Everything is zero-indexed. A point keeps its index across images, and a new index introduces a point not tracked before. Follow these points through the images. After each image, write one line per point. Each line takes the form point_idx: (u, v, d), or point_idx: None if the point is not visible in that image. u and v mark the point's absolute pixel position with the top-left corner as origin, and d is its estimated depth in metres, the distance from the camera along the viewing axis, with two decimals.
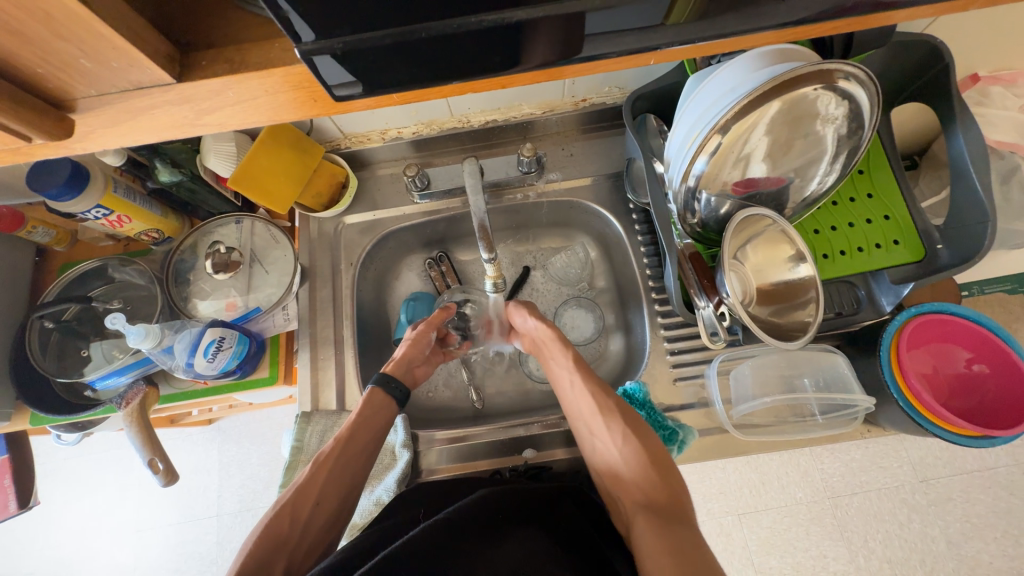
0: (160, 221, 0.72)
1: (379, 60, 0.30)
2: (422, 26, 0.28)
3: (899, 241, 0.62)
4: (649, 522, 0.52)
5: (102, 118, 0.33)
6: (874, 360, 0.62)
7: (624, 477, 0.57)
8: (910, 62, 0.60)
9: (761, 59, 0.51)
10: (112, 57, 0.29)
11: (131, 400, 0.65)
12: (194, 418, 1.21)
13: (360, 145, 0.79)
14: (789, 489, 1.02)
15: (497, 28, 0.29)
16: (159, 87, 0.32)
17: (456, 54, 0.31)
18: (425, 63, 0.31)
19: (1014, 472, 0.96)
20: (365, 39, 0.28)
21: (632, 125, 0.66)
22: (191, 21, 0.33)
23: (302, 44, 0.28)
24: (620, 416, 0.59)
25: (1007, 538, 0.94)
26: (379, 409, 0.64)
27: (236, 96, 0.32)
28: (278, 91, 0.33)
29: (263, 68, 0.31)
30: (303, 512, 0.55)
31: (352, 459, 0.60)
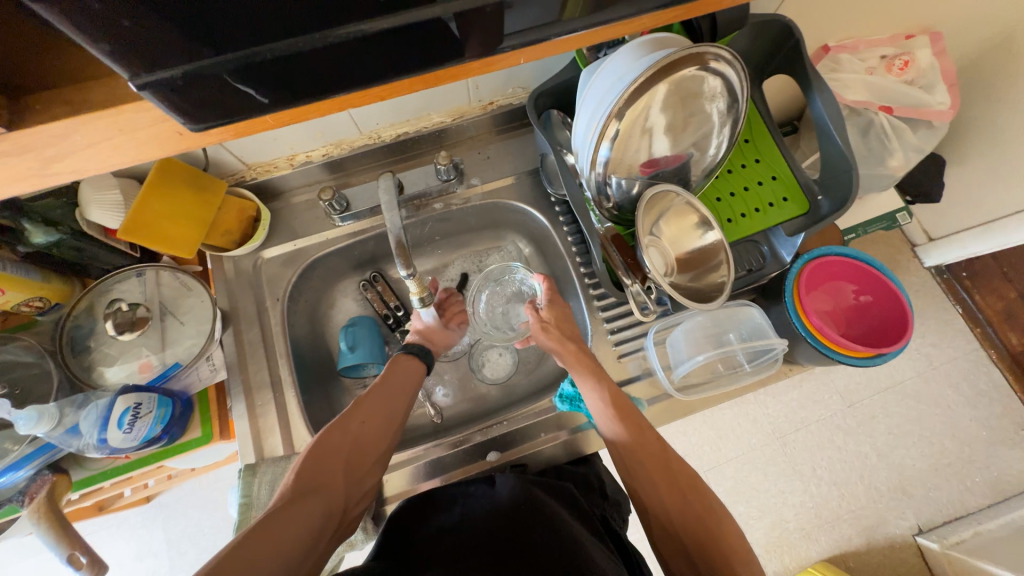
0: (42, 287, 0.64)
1: (231, 85, 0.30)
2: (265, 48, 0.29)
3: (787, 198, 0.70)
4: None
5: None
6: (782, 306, 0.68)
7: (692, 557, 0.51)
8: (770, 38, 0.67)
9: (638, 50, 0.56)
10: None
11: (36, 494, 0.57)
12: (127, 499, 1.09)
13: (267, 174, 0.75)
14: (743, 438, 1.10)
15: (351, 42, 0.30)
16: None
17: (317, 69, 0.31)
18: (286, 82, 0.31)
19: (919, 383, 1.10)
20: (209, 65, 0.28)
21: (539, 123, 0.68)
22: (17, 63, 0.30)
23: (136, 78, 0.27)
24: (679, 479, 0.56)
25: (922, 440, 1.07)
26: (410, 364, 0.69)
27: (87, 140, 0.30)
28: (136, 129, 0.31)
29: (110, 107, 0.29)
30: (354, 429, 0.58)
31: (394, 396, 0.64)
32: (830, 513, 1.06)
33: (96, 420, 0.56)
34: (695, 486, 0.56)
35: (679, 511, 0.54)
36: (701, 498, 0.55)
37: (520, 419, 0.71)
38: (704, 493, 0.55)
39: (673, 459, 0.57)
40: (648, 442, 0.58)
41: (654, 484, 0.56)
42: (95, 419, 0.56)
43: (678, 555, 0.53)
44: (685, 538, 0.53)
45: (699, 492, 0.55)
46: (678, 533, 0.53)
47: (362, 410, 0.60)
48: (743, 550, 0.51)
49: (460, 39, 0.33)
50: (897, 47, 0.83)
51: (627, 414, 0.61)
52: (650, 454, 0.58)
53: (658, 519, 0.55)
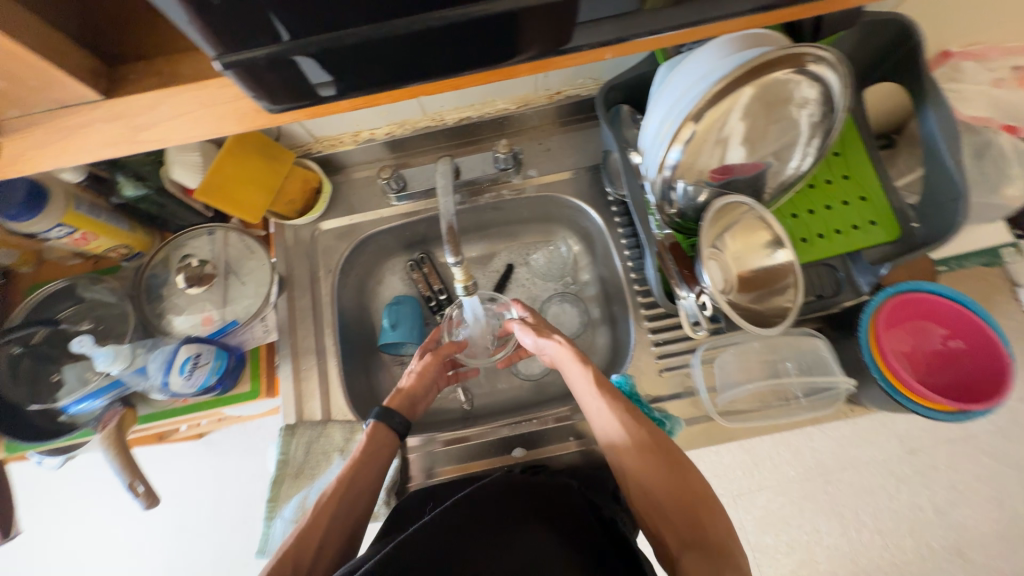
0: (128, 236, 0.70)
1: (312, 67, 0.30)
2: (349, 32, 0.28)
3: (876, 221, 0.63)
4: (693, 561, 0.48)
5: (34, 138, 0.32)
6: (854, 341, 0.62)
7: (664, 512, 0.53)
8: (881, 42, 0.60)
9: (727, 47, 0.51)
10: (30, 76, 0.28)
11: (108, 423, 0.63)
12: (182, 433, 1.19)
13: (332, 148, 0.77)
14: (782, 467, 1.03)
15: (431, 32, 0.29)
16: (87, 105, 0.31)
17: (394, 57, 0.31)
18: (361, 68, 0.31)
19: (998, 441, 0.98)
20: (291, 47, 0.28)
21: (607, 118, 0.65)
22: (120, 34, 0.32)
23: (220, 57, 0.28)
24: (656, 447, 0.56)
25: (996, 504, 0.96)
26: (380, 448, 0.63)
27: (172, 111, 0.31)
28: (218, 104, 0.32)
29: (198, 82, 0.30)
30: (306, 562, 0.53)
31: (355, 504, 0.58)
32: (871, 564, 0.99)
33: (160, 363, 0.60)
34: (671, 453, 0.55)
35: (654, 477, 0.54)
36: (676, 464, 0.55)
37: (550, 421, 0.70)
38: (680, 459, 0.55)
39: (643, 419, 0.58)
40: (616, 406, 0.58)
41: (629, 450, 0.56)
42: (161, 361, 0.60)
43: (650, 509, 0.54)
44: (656, 496, 0.54)
45: (674, 460, 0.55)
46: (654, 498, 0.54)
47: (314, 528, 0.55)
48: (712, 502, 0.53)
49: (544, 34, 0.32)
50: None
51: (602, 384, 0.61)
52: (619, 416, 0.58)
53: (630, 477, 0.56)
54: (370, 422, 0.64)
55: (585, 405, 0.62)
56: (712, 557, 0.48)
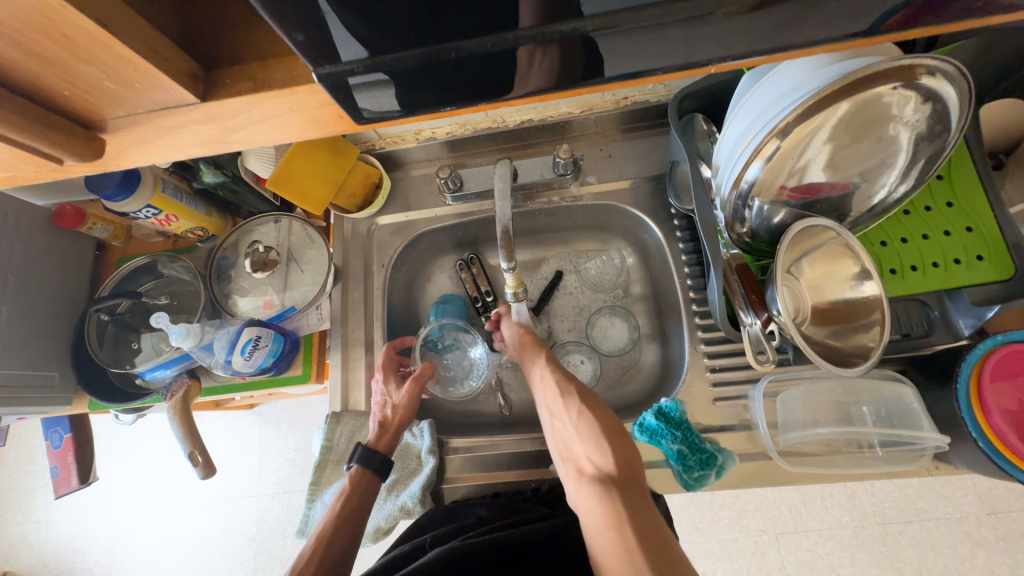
0: (204, 220, 0.75)
1: (405, 82, 0.30)
2: (453, 46, 0.29)
3: (984, 256, 0.55)
4: (597, 488, 0.55)
5: (136, 135, 0.34)
6: (949, 392, 0.55)
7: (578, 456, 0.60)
8: (1006, 52, 0.54)
9: (828, 56, 0.46)
10: (136, 79, 0.30)
11: (176, 393, 0.68)
12: (236, 402, 1.27)
13: (395, 145, 0.78)
14: (834, 511, 1.00)
15: (527, 47, 0.29)
16: (182, 107, 0.32)
17: (486, 70, 0.30)
18: (452, 82, 0.31)
19: None
20: (391, 60, 0.29)
21: (678, 127, 0.61)
22: (215, 37, 0.33)
23: (319, 68, 0.29)
24: (577, 395, 0.63)
25: None
26: (362, 493, 0.62)
27: (260, 114, 0.32)
28: (303, 109, 0.32)
29: (286, 86, 0.31)
30: None
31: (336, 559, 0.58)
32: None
33: (226, 342, 0.64)
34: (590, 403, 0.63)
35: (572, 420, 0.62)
36: (595, 410, 0.62)
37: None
38: (598, 408, 0.62)
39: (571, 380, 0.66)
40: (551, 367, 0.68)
41: (556, 398, 0.64)
42: (226, 340, 0.64)
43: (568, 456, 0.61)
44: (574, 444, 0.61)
45: (594, 408, 0.62)
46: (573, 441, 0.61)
47: None
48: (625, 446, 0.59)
49: (641, 52, 0.31)
50: None
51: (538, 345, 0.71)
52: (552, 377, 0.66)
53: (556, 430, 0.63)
54: (353, 465, 0.64)
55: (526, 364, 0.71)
56: (614, 483, 0.54)
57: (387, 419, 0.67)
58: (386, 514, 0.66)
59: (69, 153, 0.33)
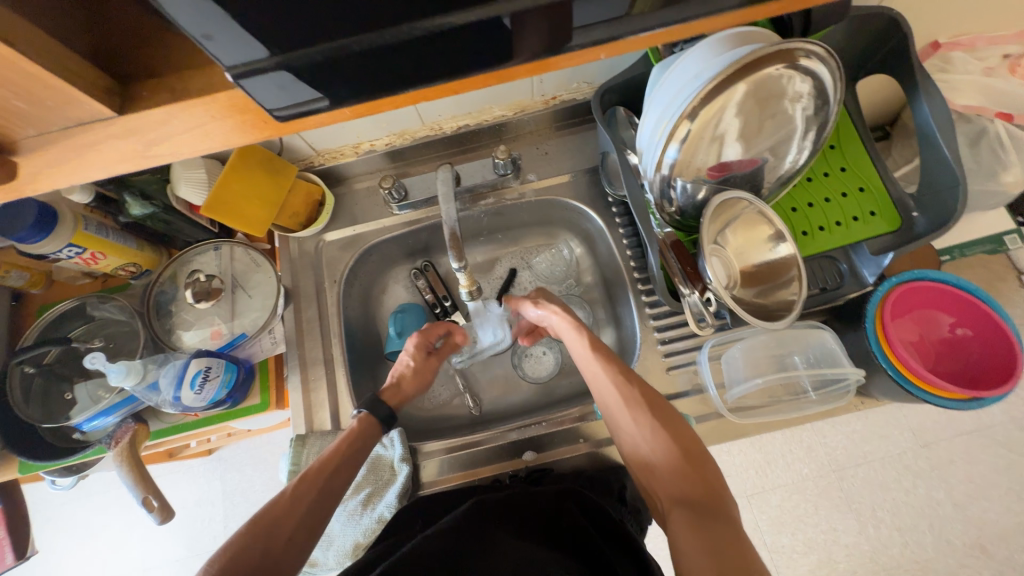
0: (136, 255, 0.71)
1: (316, 76, 0.31)
2: (352, 39, 0.29)
3: (876, 212, 0.64)
4: (682, 516, 0.49)
5: (50, 158, 0.33)
6: (860, 332, 0.62)
7: (654, 467, 0.54)
8: (871, 36, 0.61)
9: (719, 45, 0.52)
10: (47, 95, 0.29)
11: (122, 439, 0.64)
12: (192, 450, 1.20)
13: (334, 161, 0.78)
14: (795, 466, 1.08)
15: (423, 37, 0.30)
16: (102, 122, 0.32)
17: (398, 61, 0.31)
18: (364, 75, 0.32)
19: (1011, 430, 1.02)
20: (298, 59, 0.29)
21: (603, 120, 0.65)
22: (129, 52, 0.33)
23: (233, 70, 0.29)
24: (645, 404, 0.56)
25: (1011, 494, 1.00)
26: (366, 437, 0.62)
27: (184, 125, 0.32)
28: (226, 116, 0.33)
29: (205, 94, 0.32)
30: (276, 544, 0.50)
31: (333, 486, 0.57)
32: (887, 558, 1.02)
33: (172, 377, 0.61)
34: (664, 415, 0.56)
35: (644, 434, 0.56)
36: (666, 420, 0.55)
37: (567, 421, 0.70)
38: (673, 419, 0.56)
39: (630, 374, 0.59)
40: (604, 363, 0.60)
41: (619, 405, 0.58)
42: (172, 376, 0.61)
43: (641, 465, 0.56)
44: (644, 448, 0.55)
45: (668, 420, 0.56)
46: (648, 455, 0.55)
47: (303, 492, 0.54)
48: (702, 457, 0.53)
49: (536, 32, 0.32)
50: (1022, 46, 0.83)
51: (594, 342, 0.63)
52: (606, 372, 0.60)
53: (622, 436, 0.58)
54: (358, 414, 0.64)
55: (579, 366, 0.63)
56: (699, 510, 0.49)
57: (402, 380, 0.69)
58: (364, 529, 0.63)
59: None
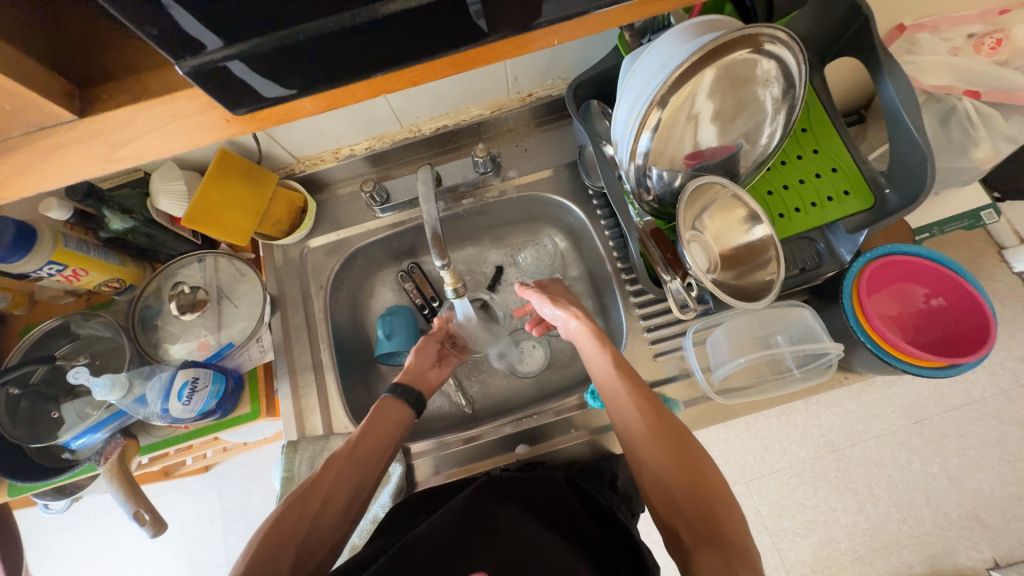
0: (119, 270, 0.71)
1: (269, 66, 0.31)
2: (299, 28, 0.29)
3: (849, 191, 0.65)
4: (709, 558, 0.48)
5: (11, 166, 0.32)
6: (839, 308, 0.63)
7: (677, 502, 0.53)
8: (834, 19, 0.63)
9: (685, 34, 0.53)
10: (6, 101, 0.29)
11: (111, 455, 0.64)
12: (188, 467, 1.19)
13: (315, 167, 0.78)
14: (791, 450, 1.09)
15: (370, 24, 0.30)
16: (63, 125, 0.32)
17: (350, 49, 0.31)
18: (318, 63, 0.32)
19: (1001, 402, 1.03)
20: (248, 48, 0.29)
21: (578, 114, 0.66)
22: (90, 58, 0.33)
23: (182, 61, 0.29)
24: (673, 437, 0.55)
25: (1004, 465, 1.01)
26: (389, 415, 0.63)
27: (145, 126, 0.32)
28: (188, 115, 0.33)
29: (165, 95, 0.33)
30: (307, 518, 0.54)
31: (360, 462, 0.58)
32: (886, 535, 1.03)
33: (159, 391, 0.61)
34: (690, 448, 0.55)
35: (670, 469, 0.54)
36: (694, 455, 0.54)
37: (569, 409, 0.70)
38: (701, 454, 0.54)
39: (658, 406, 0.58)
40: (632, 390, 0.58)
41: (646, 436, 0.56)
42: (159, 389, 0.61)
43: (661, 499, 0.54)
44: (668, 482, 0.54)
45: (694, 454, 0.54)
46: (672, 490, 0.53)
47: (332, 467, 0.57)
48: (727, 495, 0.53)
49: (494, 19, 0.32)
50: (987, 24, 0.84)
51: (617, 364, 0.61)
52: (634, 400, 0.58)
53: (643, 467, 0.56)
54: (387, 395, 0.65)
55: (602, 388, 0.62)
56: (726, 552, 0.48)
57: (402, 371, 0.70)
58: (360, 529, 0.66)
59: None
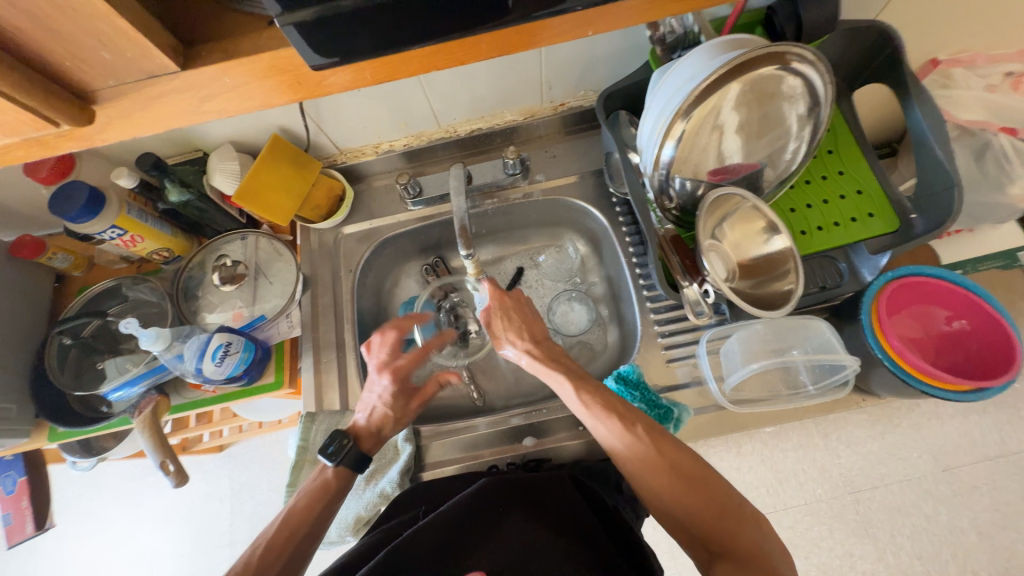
0: (170, 241, 0.77)
1: (347, 27, 0.34)
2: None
3: (874, 213, 0.65)
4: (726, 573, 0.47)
5: (117, 110, 0.37)
6: (857, 325, 0.63)
7: (686, 522, 0.52)
8: (864, 47, 0.65)
9: (713, 50, 0.56)
10: (127, 49, 0.33)
11: (145, 409, 0.68)
12: (205, 444, 1.24)
13: (355, 159, 0.84)
14: (808, 486, 1.04)
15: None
16: (166, 76, 0.36)
17: (422, 17, 0.34)
18: (386, 31, 0.35)
19: None
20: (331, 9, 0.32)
21: (607, 123, 0.69)
22: (192, 24, 0.38)
23: (280, 16, 0.32)
24: (664, 460, 0.54)
25: None
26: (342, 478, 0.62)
27: (232, 82, 0.37)
28: (266, 76, 0.37)
29: (251, 55, 0.36)
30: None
31: (308, 528, 0.58)
32: None
33: (196, 350, 0.65)
34: (688, 470, 0.54)
35: (669, 494, 0.53)
36: (691, 474, 0.53)
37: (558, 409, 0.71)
38: (697, 472, 0.54)
39: (642, 430, 0.57)
40: (610, 421, 0.58)
41: (635, 462, 0.55)
42: (195, 349, 0.65)
43: (673, 523, 0.53)
44: (670, 505, 0.53)
45: (694, 478, 0.53)
46: (678, 513, 0.52)
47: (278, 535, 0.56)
48: (736, 508, 0.51)
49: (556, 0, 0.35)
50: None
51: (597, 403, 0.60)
52: (614, 430, 0.57)
53: (644, 493, 0.55)
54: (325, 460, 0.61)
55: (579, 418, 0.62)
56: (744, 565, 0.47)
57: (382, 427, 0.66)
58: (366, 502, 0.68)
59: (65, 120, 0.36)
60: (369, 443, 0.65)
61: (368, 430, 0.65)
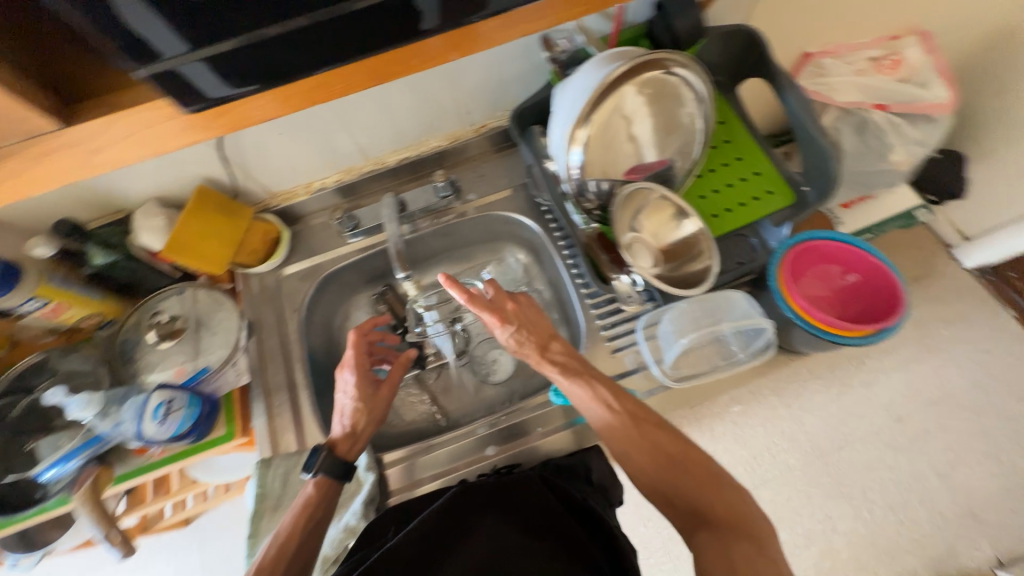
0: (100, 304, 0.74)
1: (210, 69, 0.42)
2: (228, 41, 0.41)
3: (773, 190, 0.72)
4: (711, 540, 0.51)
5: None
6: (770, 292, 0.69)
7: (673, 497, 0.56)
8: (737, 46, 0.73)
9: (599, 62, 0.62)
10: None
11: (83, 483, 0.66)
12: (166, 520, 1.16)
13: (288, 201, 0.85)
14: (781, 458, 1.00)
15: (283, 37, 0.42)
16: None
17: (277, 56, 0.43)
18: (248, 69, 0.43)
19: (978, 395, 1.04)
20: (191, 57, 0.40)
21: (521, 139, 0.75)
22: None
23: (144, 66, 0.40)
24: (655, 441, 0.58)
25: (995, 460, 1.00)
26: (328, 493, 0.64)
27: None
28: None
29: None
30: None
31: (299, 550, 0.60)
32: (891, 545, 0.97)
33: (133, 412, 0.63)
34: (674, 450, 0.57)
35: (660, 472, 0.57)
36: (680, 451, 0.57)
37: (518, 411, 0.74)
38: (685, 449, 0.58)
39: (634, 414, 0.60)
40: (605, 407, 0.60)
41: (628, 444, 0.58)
42: (132, 411, 0.63)
43: (660, 499, 0.57)
44: (659, 481, 0.57)
45: (680, 455, 0.57)
46: (667, 489, 0.56)
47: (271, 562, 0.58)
48: (719, 479, 0.56)
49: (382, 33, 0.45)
50: (884, 48, 0.96)
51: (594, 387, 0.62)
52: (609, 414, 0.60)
53: (635, 473, 0.58)
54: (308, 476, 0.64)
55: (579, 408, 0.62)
56: (728, 531, 0.51)
57: (357, 426, 0.68)
58: (331, 540, 0.66)
59: None
60: (347, 446, 0.67)
61: (342, 433, 0.67)
